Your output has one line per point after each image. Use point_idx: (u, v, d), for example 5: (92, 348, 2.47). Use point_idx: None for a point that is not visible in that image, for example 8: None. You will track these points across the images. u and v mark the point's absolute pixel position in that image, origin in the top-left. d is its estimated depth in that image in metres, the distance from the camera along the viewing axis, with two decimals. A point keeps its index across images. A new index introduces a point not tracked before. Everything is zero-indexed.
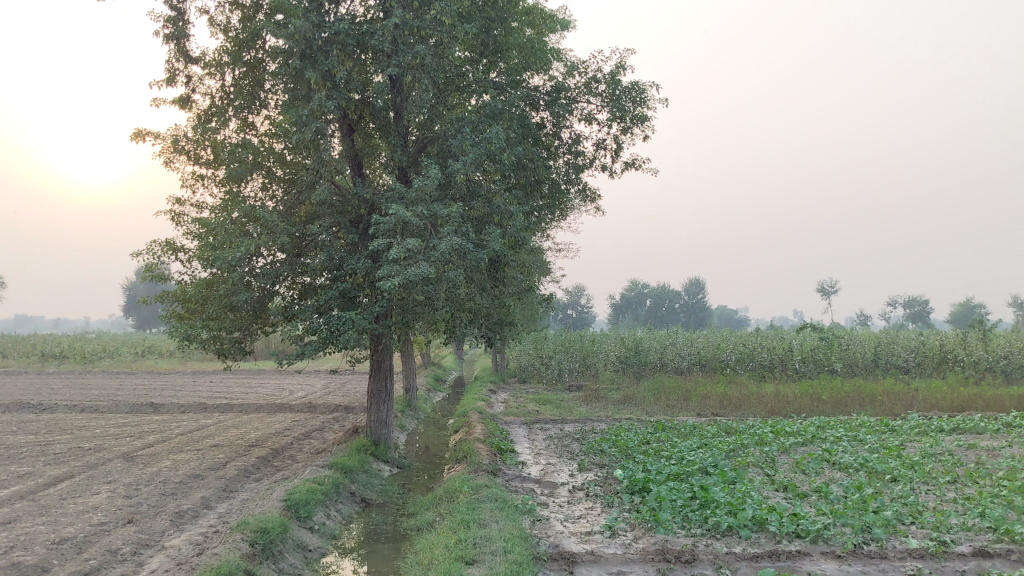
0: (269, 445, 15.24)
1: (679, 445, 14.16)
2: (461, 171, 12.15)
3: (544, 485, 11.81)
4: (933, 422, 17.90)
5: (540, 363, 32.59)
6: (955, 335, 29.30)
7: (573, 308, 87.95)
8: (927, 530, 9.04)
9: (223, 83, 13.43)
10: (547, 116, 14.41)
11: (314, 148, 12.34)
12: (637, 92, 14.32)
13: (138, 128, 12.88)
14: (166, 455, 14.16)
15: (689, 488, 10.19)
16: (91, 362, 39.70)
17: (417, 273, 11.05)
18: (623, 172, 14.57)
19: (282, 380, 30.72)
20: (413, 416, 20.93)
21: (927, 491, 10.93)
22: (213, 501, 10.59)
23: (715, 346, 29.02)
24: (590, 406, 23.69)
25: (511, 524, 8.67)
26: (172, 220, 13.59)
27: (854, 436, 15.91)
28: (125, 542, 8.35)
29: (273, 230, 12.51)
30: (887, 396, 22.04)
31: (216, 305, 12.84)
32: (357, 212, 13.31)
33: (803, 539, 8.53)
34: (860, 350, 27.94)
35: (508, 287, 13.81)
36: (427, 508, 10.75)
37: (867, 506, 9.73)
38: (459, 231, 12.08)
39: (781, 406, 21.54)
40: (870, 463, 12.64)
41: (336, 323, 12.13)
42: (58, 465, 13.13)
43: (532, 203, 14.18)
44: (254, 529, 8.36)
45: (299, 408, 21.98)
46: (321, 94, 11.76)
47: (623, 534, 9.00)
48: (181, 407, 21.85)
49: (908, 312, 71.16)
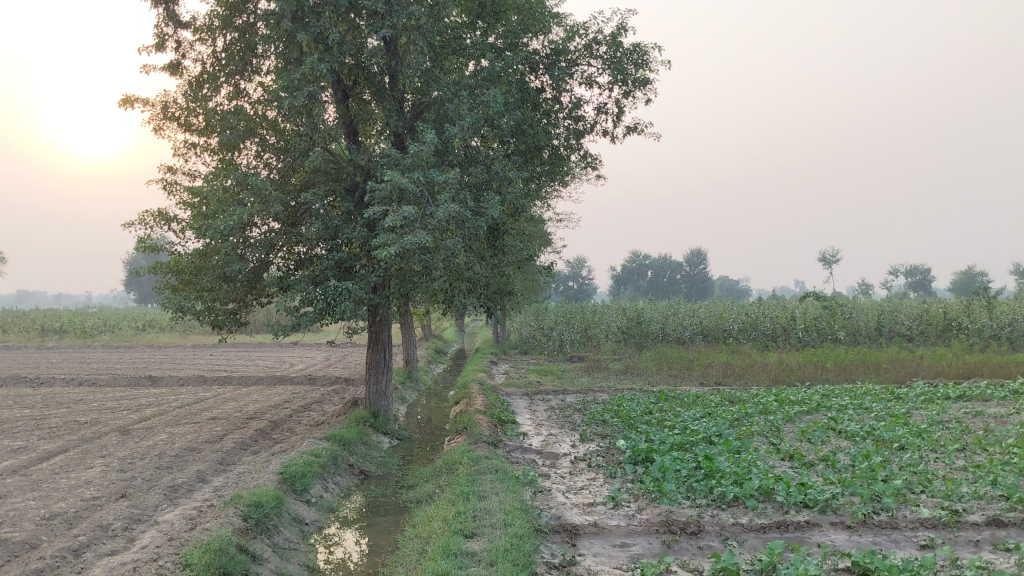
0: (267, 417, 15.04)
1: (683, 414, 13.99)
2: (458, 137, 11.88)
3: (546, 455, 11.62)
4: (939, 390, 17.71)
5: (541, 334, 32.40)
6: (959, 302, 29.05)
7: (573, 280, 87.63)
8: (939, 498, 8.83)
9: (214, 49, 13.10)
10: (547, 81, 14.08)
11: (307, 114, 12.06)
12: (639, 54, 13.99)
13: (127, 94, 12.58)
14: (162, 428, 13.98)
15: (693, 458, 9.98)
16: (91, 337, 39.57)
17: (414, 241, 10.78)
18: (625, 136, 14.26)
19: (282, 353, 30.54)
20: (413, 387, 20.75)
21: (936, 459, 10.74)
22: (209, 475, 10.40)
23: (717, 317, 28.67)
24: (592, 377, 23.50)
25: (511, 496, 8.45)
26: (164, 189, 13.31)
27: (859, 404, 15.70)
28: (116, 517, 8.15)
29: (267, 199, 12.24)
30: (891, 363, 21.85)
31: (211, 276, 12.62)
32: (353, 179, 13.04)
33: (812, 510, 8.32)
34: (863, 319, 27.72)
35: (508, 255, 13.54)
36: (427, 480, 10.56)
37: (876, 475, 9.54)
38: (456, 198, 11.80)
39: (785, 375, 21.37)
40: (877, 431, 12.43)
41: (333, 294, 11.87)
42: (53, 439, 12.93)
43: (532, 170, 13.88)
44: (249, 503, 8.15)
45: (299, 380, 21.80)
46: (313, 57, 11.45)
47: (626, 505, 8.78)
48: (179, 380, 21.69)
49: (910, 281, 70.84)
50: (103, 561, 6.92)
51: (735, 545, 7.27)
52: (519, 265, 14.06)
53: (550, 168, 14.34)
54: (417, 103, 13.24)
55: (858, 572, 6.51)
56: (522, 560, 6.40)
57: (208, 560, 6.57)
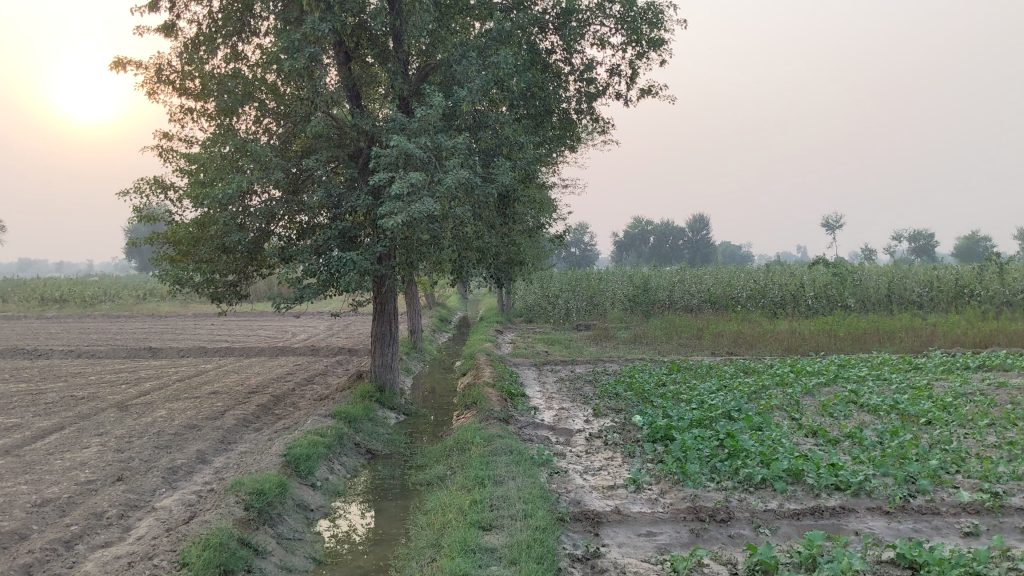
0: (269, 392, 14.60)
1: (698, 386, 13.53)
2: (466, 99, 11.32)
3: (559, 432, 11.17)
4: (957, 360, 17.23)
5: (546, 301, 31.96)
6: (972, 267, 28.46)
7: (574, 247, 86.92)
8: (975, 479, 8.39)
9: (211, 10, 12.54)
10: (557, 42, 13.49)
11: (309, 77, 11.51)
12: (654, 13, 13.38)
13: (118, 57, 12.02)
14: (162, 403, 13.55)
15: (715, 435, 9.53)
16: (91, 306, 39.33)
17: (421, 210, 10.24)
18: (639, 100, 13.69)
19: (284, 323, 30.10)
20: (418, 358, 20.31)
21: (966, 435, 10.28)
22: (209, 455, 9.97)
23: (725, 284, 28.09)
24: (601, 346, 23.07)
25: (528, 481, 8.02)
26: (160, 156, 12.80)
27: (878, 375, 15.21)
28: (111, 503, 7.73)
29: (267, 166, 11.75)
30: (906, 332, 21.32)
31: (209, 247, 12.13)
32: (356, 145, 12.51)
33: (844, 493, 7.86)
34: (873, 284, 27.09)
35: (518, 224, 13.06)
36: (437, 461, 10.11)
37: (908, 453, 9.07)
38: (465, 163, 11.26)
39: (797, 345, 20.94)
40: (901, 405, 11.96)
41: (337, 266, 11.39)
42: (49, 415, 12.49)
43: (542, 134, 13.33)
44: (250, 491, 7.68)
45: (302, 351, 21.38)
46: (314, 17, 10.87)
47: (648, 488, 8.36)
48: (180, 352, 21.25)
49: (914, 246, 70.20)
50: (96, 554, 6.49)
51: (768, 534, 6.85)
52: (528, 234, 13.56)
53: (561, 132, 13.80)
54: (423, 66, 12.62)
55: (904, 565, 6.08)
56: (545, 557, 5.96)
57: (207, 557, 6.13)
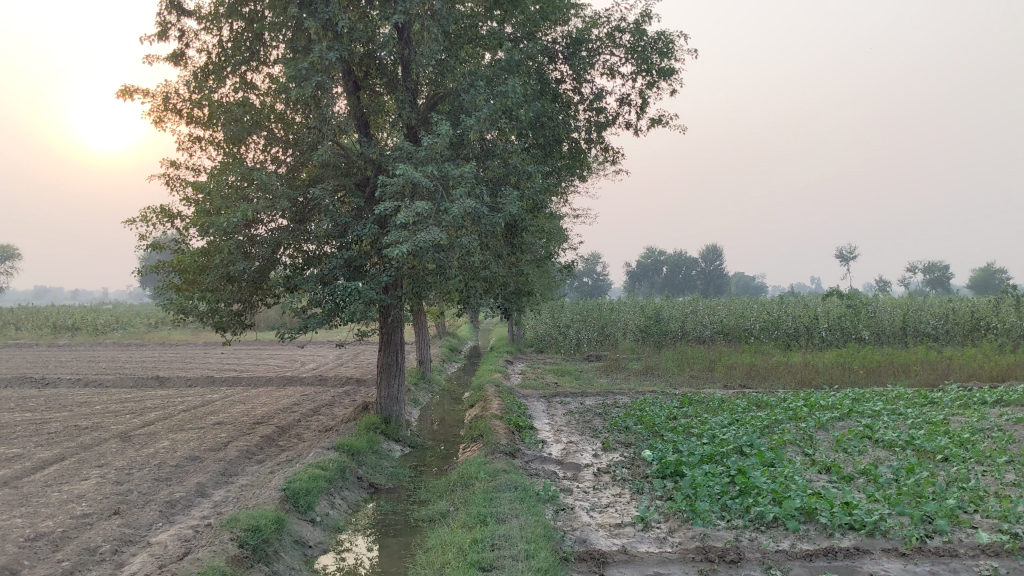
0: (274, 422, 14.42)
1: (709, 420, 13.27)
2: (473, 128, 11.20)
3: (566, 467, 10.95)
4: (975, 394, 16.90)
5: (558, 332, 31.75)
6: (988, 300, 28.10)
7: (585, 277, 86.64)
8: (994, 519, 8.11)
9: (220, 38, 12.51)
10: (567, 71, 13.40)
11: (316, 105, 11.43)
12: (664, 43, 13.30)
13: (126, 84, 11.99)
14: (165, 434, 13.39)
15: (726, 472, 9.28)
16: (103, 334, 39.33)
17: (427, 239, 10.10)
18: (649, 129, 13.57)
19: (293, 352, 29.92)
20: (427, 389, 20.12)
21: (984, 472, 10.00)
22: (209, 488, 9.79)
23: (738, 315, 27.87)
24: (612, 378, 22.81)
25: (533, 519, 7.81)
26: (166, 184, 12.72)
27: (893, 410, 14.92)
28: (105, 538, 7.55)
29: (273, 194, 11.64)
30: (921, 365, 21.01)
31: (213, 275, 12.01)
32: (363, 174, 12.39)
33: (858, 532, 7.60)
34: (888, 316, 26.77)
35: (526, 253, 12.90)
36: (441, 495, 9.91)
37: (925, 491, 8.79)
38: (472, 193, 11.11)
39: (811, 378, 20.66)
40: (917, 441, 11.68)
41: (342, 295, 11.23)
42: (50, 446, 12.34)
43: (551, 164, 13.19)
44: (245, 527, 7.50)
45: (310, 381, 21.21)
46: (321, 45, 10.79)
47: (656, 527, 8.13)
48: (187, 381, 21.11)
49: (928, 278, 69.74)
50: None
51: None
52: (537, 263, 13.39)
53: (571, 162, 13.68)
54: (432, 94, 12.54)
55: None
56: None
57: None
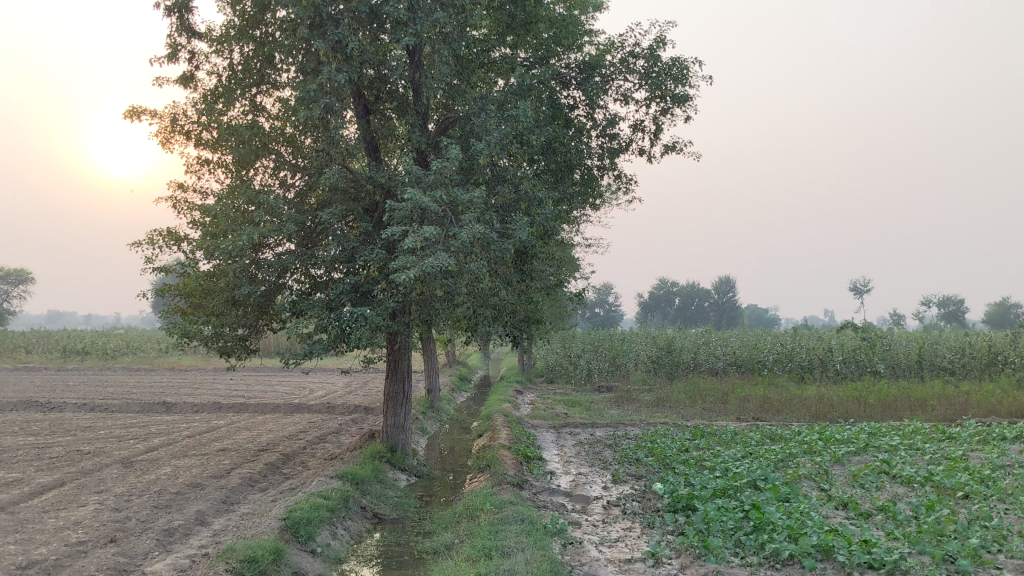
0: (279, 450, 14.18)
1: (722, 453, 12.97)
2: (484, 152, 11.03)
3: (576, 499, 10.69)
4: (994, 430, 16.50)
5: (569, 362, 31.46)
6: (1005, 334, 27.65)
7: (598, 306, 86.38)
8: (1019, 559, 7.77)
9: (231, 61, 12.42)
10: (579, 96, 13.27)
11: (325, 127, 11.28)
12: (678, 69, 13.14)
13: (134, 106, 11.86)
14: (168, 460, 13.16)
15: (740, 506, 8.99)
16: (114, 359, 39.18)
17: (434, 264, 9.89)
18: (662, 156, 13.39)
19: (302, 379, 29.70)
20: (435, 418, 19.85)
21: (1006, 510, 9.66)
22: (209, 516, 9.55)
23: (751, 347, 27.58)
24: (622, 409, 22.47)
25: (539, 553, 7.56)
26: (173, 207, 12.58)
27: (910, 444, 14.57)
28: (98, 567, 7.32)
29: (280, 218, 11.49)
30: (938, 400, 20.63)
31: (219, 299, 11.84)
32: (372, 199, 12.21)
33: (878, 571, 7.17)
34: (904, 350, 26.39)
35: (537, 281, 12.68)
36: (446, 527, 9.66)
37: (947, 529, 8.48)
38: (482, 218, 10.94)
39: (826, 411, 20.30)
40: (936, 477, 11.36)
41: (348, 320, 11.03)
42: (51, 471, 12.13)
43: (562, 190, 12.99)
44: (241, 558, 7.28)
45: (317, 408, 20.96)
46: (330, 67, 10.66)
47: (668, 563, 7.89)
48: (194, 407, 20.90)
49: (942, 312, 69.07)
50: None
51: None
52: (548, 291, 13.17)
53: (583, 188, 13.49)
54: (443, 119, 12.39)
55: None
56: None
57: None
